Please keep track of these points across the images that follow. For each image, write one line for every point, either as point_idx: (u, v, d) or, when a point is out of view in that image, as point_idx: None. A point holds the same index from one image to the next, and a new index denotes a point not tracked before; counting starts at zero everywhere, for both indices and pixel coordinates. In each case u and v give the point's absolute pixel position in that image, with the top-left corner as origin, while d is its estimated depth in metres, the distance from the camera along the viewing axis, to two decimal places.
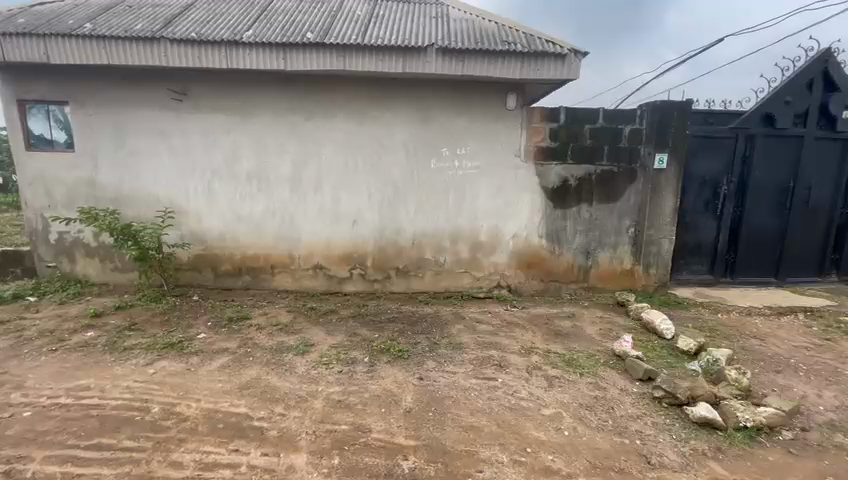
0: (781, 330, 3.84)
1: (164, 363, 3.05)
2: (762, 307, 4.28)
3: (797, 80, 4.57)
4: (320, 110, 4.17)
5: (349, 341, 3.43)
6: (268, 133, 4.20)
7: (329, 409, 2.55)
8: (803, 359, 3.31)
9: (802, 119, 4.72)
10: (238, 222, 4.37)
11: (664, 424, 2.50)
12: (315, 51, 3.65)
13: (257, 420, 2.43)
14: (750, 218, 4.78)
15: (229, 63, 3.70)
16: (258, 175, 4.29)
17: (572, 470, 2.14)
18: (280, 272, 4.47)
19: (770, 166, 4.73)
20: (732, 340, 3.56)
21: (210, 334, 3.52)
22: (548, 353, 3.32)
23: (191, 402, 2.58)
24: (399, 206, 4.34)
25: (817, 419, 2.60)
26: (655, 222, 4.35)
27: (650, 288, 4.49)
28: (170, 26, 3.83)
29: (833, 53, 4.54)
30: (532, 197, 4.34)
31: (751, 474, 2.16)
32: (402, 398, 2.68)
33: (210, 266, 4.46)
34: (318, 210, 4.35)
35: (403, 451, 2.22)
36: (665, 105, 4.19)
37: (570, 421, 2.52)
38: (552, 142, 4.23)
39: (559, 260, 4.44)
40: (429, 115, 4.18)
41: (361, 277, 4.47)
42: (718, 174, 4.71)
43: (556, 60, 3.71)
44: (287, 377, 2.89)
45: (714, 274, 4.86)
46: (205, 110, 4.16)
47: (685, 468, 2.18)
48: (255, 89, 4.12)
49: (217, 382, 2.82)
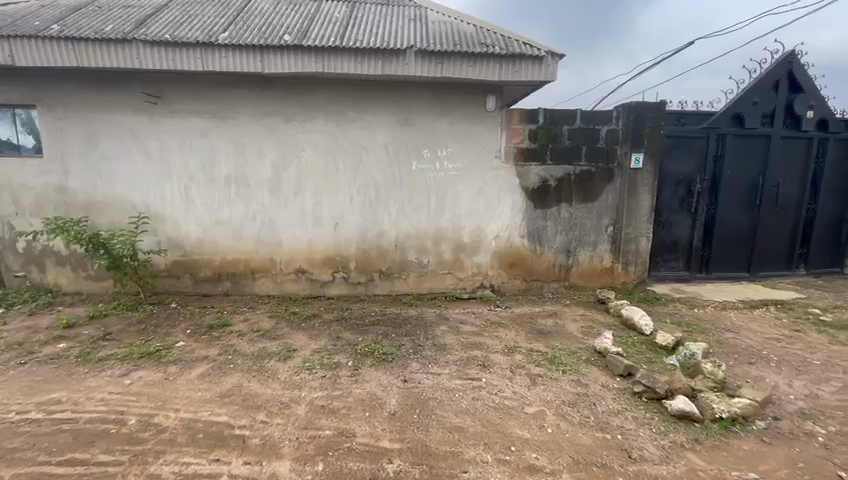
0: (754, 323, 3.97)
1: (141, 373, 2.96)
2: (736, 301, 4.42)
3: (765, 82, 4.74)
4: (299, 112, 4.13)
5: (333, 346, 3.41)
6: (246, 136, 4.14)
7: (312, 415, 2.52)
8: (774, 350, 3.44)
9: (769, 119, 4.90)
10: (217, 226, 4.29)
11: (644, 418, 2.56)
12: (293, 54, 3.62)
13: (239, 428, 2.39)
14: (723, 215, 4.93)
15: (205, 65, 3.64)
16: (237, 179, 4.22)
17: (555, 467, 2.17)
18: (261, 277, 4.40)
19: (740, 164, 4.89)
20: (707, 334, 3.67)
21: (189, 342, 3.44)
22: (531, 351, 3.36)
23: (170, 412, 2.52)
24: (381, 208, 4.33)
25: (789, 408, 2.70)
26: (632, 221, 4.47)
27: (630, 284, 4.59)
28: (142, 27, 3.74)
29: (797, 55, 4.72)
30: (513, 198, 4.39)
31: (726, 463, 2.23)
32: (386, 401, 2.67)
33: (188, 272, 4.37)
34: (299, 213, 4.30)
35: (388, 454, 2.21)
36: (640, 106, 4.30)
37: (553, 418, 2.56)
38: (531, 143, 4.29)
39: (541, 260, 4.50)
40: (410, 117, 4.18)
41: (345, 280, 4.44)
42: (691, 172, 4.84)
43: (533, 62, 3.76)
44: (269, 383, 2.85)
45: (690, 270, 4.99)
46: (180, 113, 4.07)
47: (664, 461, 2.23)
48: (232, 91, 4.05)
49: (197, 392, 2.76)
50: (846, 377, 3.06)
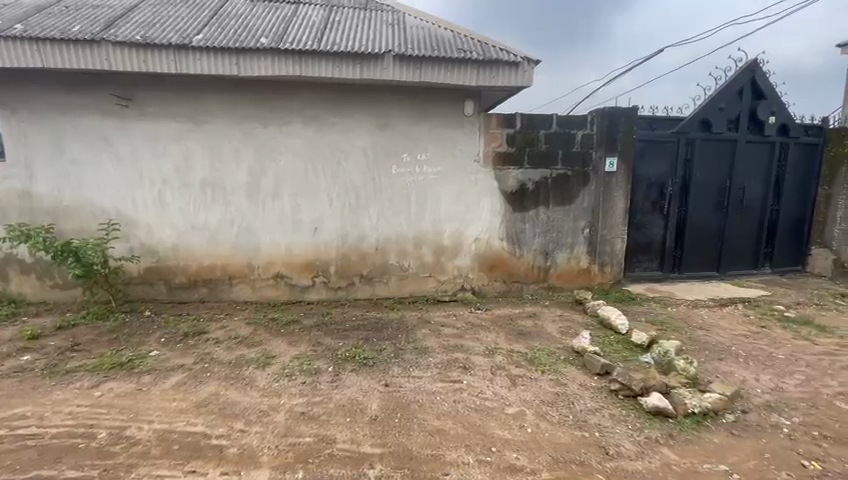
0: (723, 320, 4.13)
1: (112, 384, 2.87)
2: (707, 300, 4.58)
3: (730, 88, 4.96)
4: (277, 116, 4.08)
5: (313, 351, 3.37)
6: (222, 140, 4.07)
7: (292, 422, 2.49)
8: (742, 346, 3.58)
9: (735, 124, 5.12)
10: (192, 232, 4.20)
11: (620, 415, 2.63)
12: (270, 57, 3.59)
13: (216, 438, 2.34)
14: (693, 216, 5.11)
15: (179, 68, 3.57)
16: (213, 183, 4.14)
17: (535, 466, 2.20)
18: (238, 283, 4.32)
19: (709, 167, 5.09)
20: (680, 332, 3.79)
21: (164, 351, 3.35)
22: (511, 352, 3.41)
23: (143, 424, 2.45)
24: (361, 212, 4.32)
25: (756, 401, 2.81)
26: (607, 223, 4.59)
27: (606, 284, 4.70)
28: (112, 28, 3.65)
29: (758, 64, 4.96)
30: (492, 201, 4.44)
31: (698, 456, 2.31)
32: (368, 405, 2.66)
33: (162, 279, 4.25)
34: (278, 217, 4.25)
35: (369, 459, 2.20)
36: (612, 111, 4.44)
37: (533, 418, 2.59)
38: (509, 147, 4.36)
39: (520, 262, 4.56)
40: (389, 121, 4.19)
41: (325, 285, 4.40)
42: (663, 175, 5.00)
43: (510, 68, 3.83)
44: (248, 392, 2.80)
45: (664, 270, 5.14)
46: (153, 116, 3.97)
47: (640, 456, 2.30)
48: (207, 94, 3.98)
49: (172, 402, 2.68)
50: (808, 370, 3.22)
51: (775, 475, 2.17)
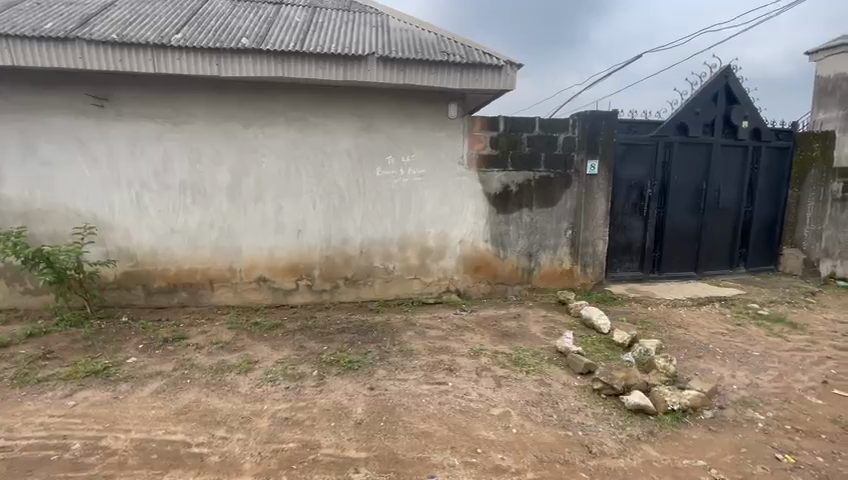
0: (701, 319, 4.24)
1: (87, 393, 2.77)
2: (686, 299, 4.70)
3: (705, 93, 5.12)
4: (259, 117, 4.03)
5: (297, 356, 3.33)
6: (202, 141, 3.99)
7: (275, 428, 2.45)
8: (719, 344, 3.68)
9: (710, 128, 5.27)
10: (172, 235, 4.10)
11: (603, 414, 2.67)
12: (251, 58, 3.55)
13: (197, 446, 2.28)
14: (672, 217, 5.24)
15: (156, 67, 3.49)
16: (193, 185, 4.05)
17: (520, 467, 2.22)
18: (220, 287, 4.23)
19: (686, 170, 5.23)
20: (660, 331, 3.87)
21: (142, 358, 3.25)
22: (496, 353, 3.43)
23: (120, 434, 2.37)
24: (345, 214, 4.29)
25: (733, 397, 2.89)
26: (590, 224, 4.67)
27: (589, 285, 4.77)
28: (87, 26, 3.54)
29: (732, 70, 5.13)
30: (476, 203, 4.47)
31: (678, 452, 2.36)
32: (353, 409, 2.64)
33: (140, 284, 4.14)
34: (260, 220, 4.19)
35: (354, 464, 2.18)
36: (593, 115, 4.52)
37: (518, 419, 2.61)
38: (492, 150, 4.39)
39: (504, 263, 4.59)
40: (373, 123, 4.18)
41: (309, 288, 4.35)
42: (643, 177, 5.11)
43: (493, 71, 3.87)
44: (230, 398, 2.75)
45: (644, 271, 5.25)
46: (130, 117, 3.87)
47: (622, 454, 2.33)
48: (186, 94, 3.90)
49: (150, 410, 2.61)
50: (782, 366, 3.33)
51: (751, 469, 2.23)
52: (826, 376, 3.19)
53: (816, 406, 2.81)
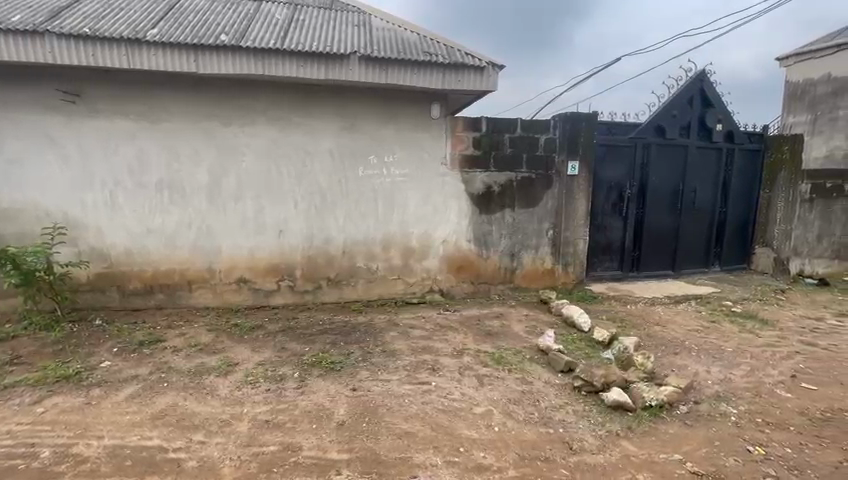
0: (678, 316, 4.35)
1: (58, 399, 2.68)
2: (663, 297, 4.81)
3: (681, 97, 5.26)
4: (239, 115, 3.96)
5: (278, 357, 3.28)
6: (180, 139, 3.90)
7: (255, 431, 2.41)
8: (695, 341, 3.78)
9: (686, 131, 5.42)
10: (148, 235, 4.00)
11: (583, 411, 2.71)
12: (230, 55, 3.49)
13: (173, 451, 2.23)
14: (650, 217, 5.36)
15: (131, 63, 3.40)
16: (170, 184, 3.96)
17: (502, 465, 2.23)
18: (198, 288, 4.15)
19: (663, 171, 5.35)
20: (638, 328, 3.96)
21: (116, 362, 3.16)
22: (479, 353, 3.45)
23: (92, 440, 2.30)
24: (328, 214, 4.25)
25: (707, 392, 2.97)
26: (570, 224, 4.74)
27: (570, 284, 4.84)
28: (56, 19, 3.42)
29: (706, 74, 5.28)
30: (459, 203, 4.49)
31: (655, 447, 2.41)
32: (335, 411, 2.61)
33: (114, 285, 4.02)
34: (240, 220, 4.12)
35: (336, 466, 2.17)
36: (574, 116, 4.60)
37: (500, 417, 2.63)
38: (475, 151, 4.42)
39: (487, 263, 4.62)
40: (355, 123, 4.16)
41: (290, 289, 4.30)
42: (622, 178, 5.21)
43: (475, 72, 3.89)
44: (208, 401, 2.69)
45: (623, 270, 5.36)
46: (103, 114, 3.76)
47: (601, 450, 2.38)
48: (163, 91, 3.81)
49: (125, 415, 2.54)
50: (753, 361, 3.44)
51: (724, 461, 2.30)
52: (795, 370, 3.31)
53: (785, 399, 2.92)
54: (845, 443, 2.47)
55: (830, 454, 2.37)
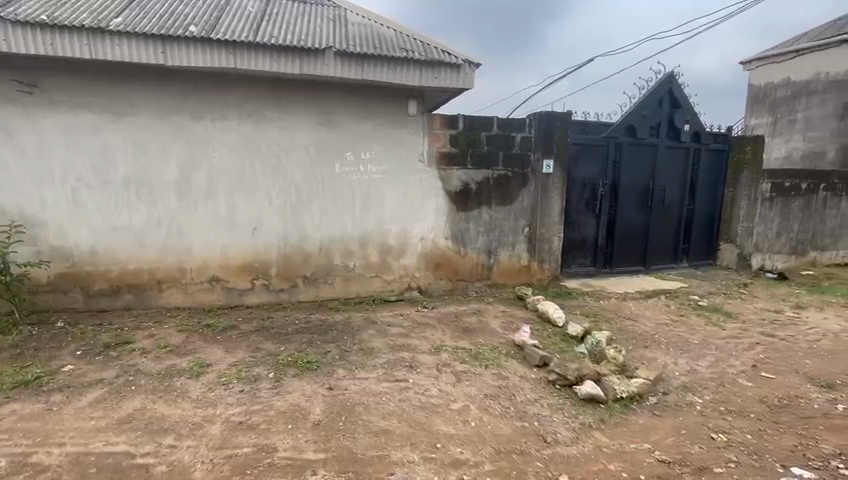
0: (648, 310, 4.50)
1: (15, 406, 2.55)
2: (634, 292, 4.97)
3: (651, 98, 5.42)
4: (209, 109, 3.85)
5: (252, 357, 3.22)
6: (147, 134, 3.76)
7: (228, 433, 2.36)
8: (663, 333, 3.92)
9: (656, 131, 5.59)
10: (114, 233, 3.84)
11: (557, 404, 2.78)
12: (200, 47, 3.38)
13: (141, 456, 2.16)
14: (621, 215, 5.51)
15: (93, 53, 3.25)
16: (137, 180, 3.81)
17: (479, 459, 2.26)
18: (168, 288, 4.02)
19: (634, 170, 5.51)
20: (611, 323, 4.08)
21: (80, 365, 3.03)
22: (457, 349, 3.47)
23: (53, 448, 2.20)
24: (303, 212, 4.19)
25: (675, 383, 3.09)
26: (545, 222, 4.82)
27: (545, 281, 4.92)
28: (11, 5, 3.24)
29: (675, 76, 5.46)
30: (437, 200, 4.50)
31: (626, 437, 2.49)
32: (311, 411, 2.58)
33: (78, 286, 3.85)
34: (212, 217, 4.00)
35: (312, 466, 2.14)
36: (548, 115, 4.67)
37: (476, 412, 2.66)
38: (452, 148, 4.44)
39: (465, 260, 4.65)
40: (330, 119, 4.10)
41: (265, 288, 4.22)
42: (595, 177, 5.33)
43: (451, 70, 3.91)
44: (179, 404, 2.61)
45: (597, 266, 5.49)
46: (64, 107, 3.58)
47: (574, 442, 2.43)
48: (129, 83, 3.66)
49: (89, 420, 2.44)
50: (717, 352, 3.60)
51: (690, 449, 2.39)
52: (756, 360, 3.47)
53: (746, 388, 3.06)
54: (800, 428, 2.61)
55: (787, 439, 2.50)
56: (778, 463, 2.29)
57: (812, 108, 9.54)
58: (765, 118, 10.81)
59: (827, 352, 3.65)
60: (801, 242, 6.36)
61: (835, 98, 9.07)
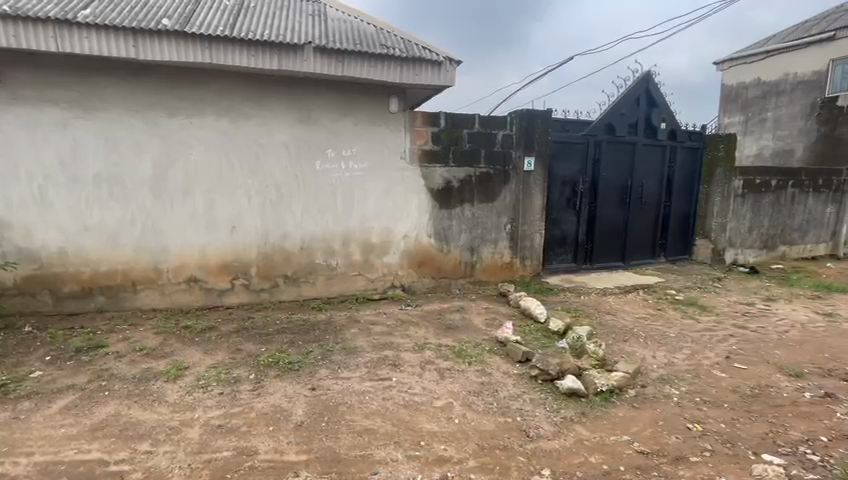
0: (627, 305, 4.60)
1: None
2: (614, 287, 5.06)
3: (629, 96, 5.53)
4: (185, 105, 3.75)
5: (232, 359, 3.15)
6: (119, 130, 3.63)
7: (207, 437, 2.30)
8: (642, 327, 4.01)
9: (634, 129, 5.70)
10: (85, 233, 3.71)
11: (539, 399, 2.81)
12: (174, 41, 3.28)
13: (116, 463, 2.09)
14: (601, 212, 5.61)
15: (61, 45, 3.12)
16: (110, 178, 3.69)
17: (462, 455, 2.27)
18: (144, 288, 3.90)
19: (613, 167, 5.61)
20: (591, 317, 4.15)
21: (49, 371, 2.92)
22: (440, 346, 3.48)
23: (20, 458, 2.11)
24: (284, 210, 4.12)
25: (653, 375, 3.17)
26: (527, 219, 4.88)
27: (527, 277, 4.99)
28: None
29: (652, 75, 5.58)
30: (419, 198, 4.49)
31: (606, 430, 2.53)
32: (293, 412, 2.55)
33: (47, 288, 3.71)
34: (189, 215, 3.90)
35: (294, 467, 2.11)
36: (530, 113, 4.70)
37: (460, 409, 2.67)
38: (434, 145, 4.43)
39: (448, 258, 4.66)
40: (310, 115, 4.04)
41: (245, 288, 4.14)
42: (575, 174, 5.41)
43: (432, 67, 3.89)
44: (155, 408, 2.54)
45: (578, 262, 5.58)
46: (29, 101, 3.43)
47: (556, 436, 2.46)
48: (99, 78, 3.53)
49: (59, 428, 2.34)
50: (694, 345, 3.70)
51: (668, 439, 2.45)
52: (729, 352, 3.58)
53: (721, 379, 3.15)
54: (770, 416, 2.71)
55: (758, 427, 2.59)
56: (751, 451, 2.37)
57: (781, 107, 9.90)
58: (737, 117, 11.16)
59: (796, 342, 3.80)
60: (771, 236, 6.60)
61: (802, 98, 9.45)
